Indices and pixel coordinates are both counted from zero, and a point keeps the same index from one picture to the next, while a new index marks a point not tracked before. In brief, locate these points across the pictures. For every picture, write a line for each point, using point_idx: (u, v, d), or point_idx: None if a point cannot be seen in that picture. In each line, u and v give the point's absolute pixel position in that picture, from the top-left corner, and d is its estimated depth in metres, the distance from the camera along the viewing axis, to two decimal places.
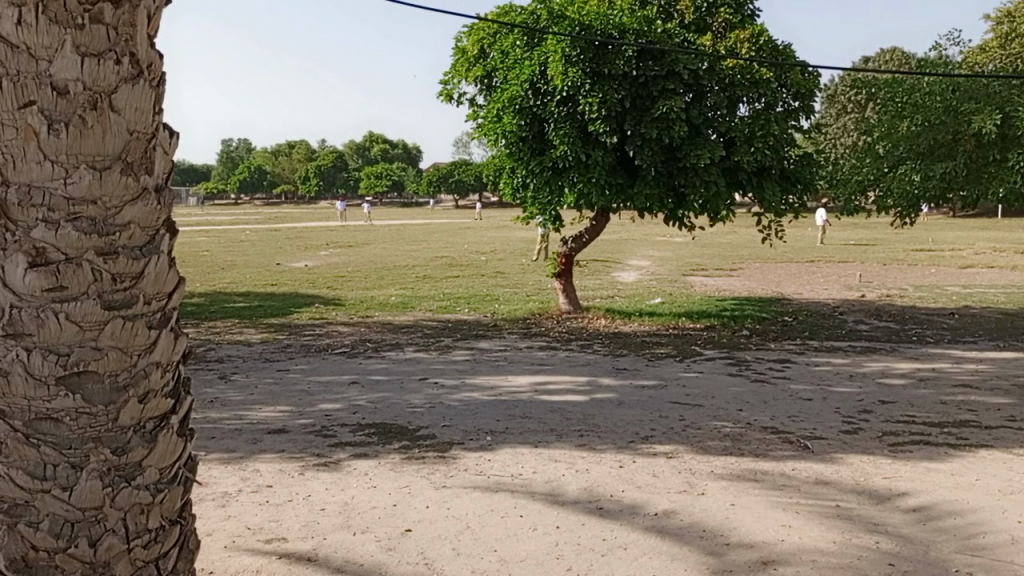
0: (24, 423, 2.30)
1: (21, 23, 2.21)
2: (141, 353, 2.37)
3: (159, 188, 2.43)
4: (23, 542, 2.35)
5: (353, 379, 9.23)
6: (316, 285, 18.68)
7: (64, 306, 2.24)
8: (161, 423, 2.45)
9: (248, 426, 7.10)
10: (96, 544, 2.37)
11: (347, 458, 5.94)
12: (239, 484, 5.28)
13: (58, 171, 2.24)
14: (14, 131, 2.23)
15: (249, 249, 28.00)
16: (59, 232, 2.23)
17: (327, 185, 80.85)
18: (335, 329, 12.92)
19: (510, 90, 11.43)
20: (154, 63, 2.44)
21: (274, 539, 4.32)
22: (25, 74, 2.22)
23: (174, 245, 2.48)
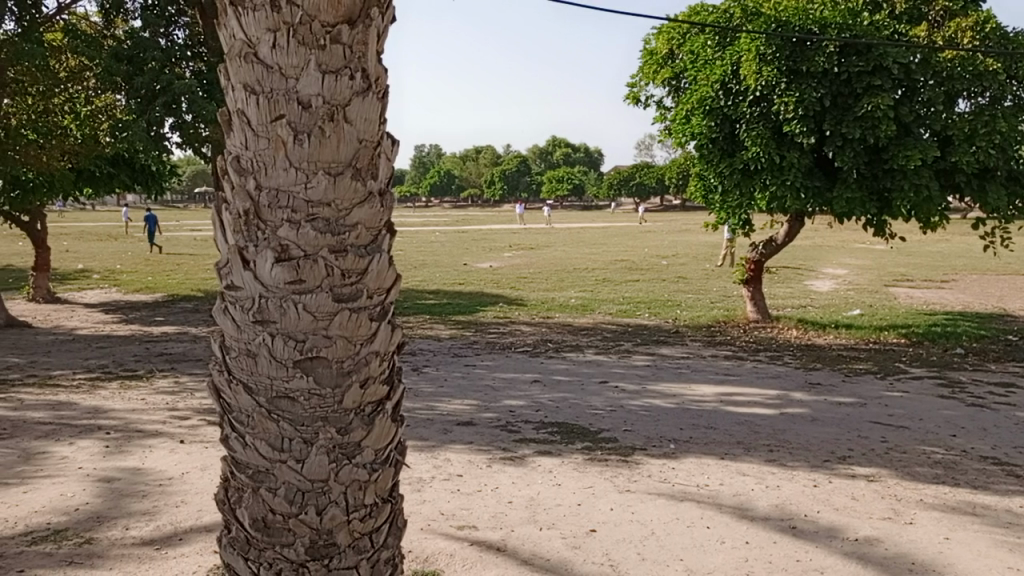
0: (266, 399, 2.56)
1: (275, 46, 2.48)
2: (363, 343, 2.60)
3: (382, 192, 2.65)
4: (263, 505, 2.62)
5: (536, 378, 9.45)
6: (500, 285, 19.31)
7: (302, 297, 2.50)
8: (378, 407, 2.68)
9: (439, 416, 7.50)
10: (322, 513, 2.62)
11: (531, 455, 6.10)
12: (433, 471, 5.59)
13: (300, 177, 2.50)
14: (265, 141, 2.51)
15: (439, 250, 29.48)
16: (300, 231, 2.49)
17: (511, 189, 82.93)
18: (519, 328, 13.30)
19: (699, 90, 11.17)
20: (381, 78, 2.66)
21: (465, 526, 4.53)
22: (276, 91, 2.49)
23: (394, 243, 2.69)
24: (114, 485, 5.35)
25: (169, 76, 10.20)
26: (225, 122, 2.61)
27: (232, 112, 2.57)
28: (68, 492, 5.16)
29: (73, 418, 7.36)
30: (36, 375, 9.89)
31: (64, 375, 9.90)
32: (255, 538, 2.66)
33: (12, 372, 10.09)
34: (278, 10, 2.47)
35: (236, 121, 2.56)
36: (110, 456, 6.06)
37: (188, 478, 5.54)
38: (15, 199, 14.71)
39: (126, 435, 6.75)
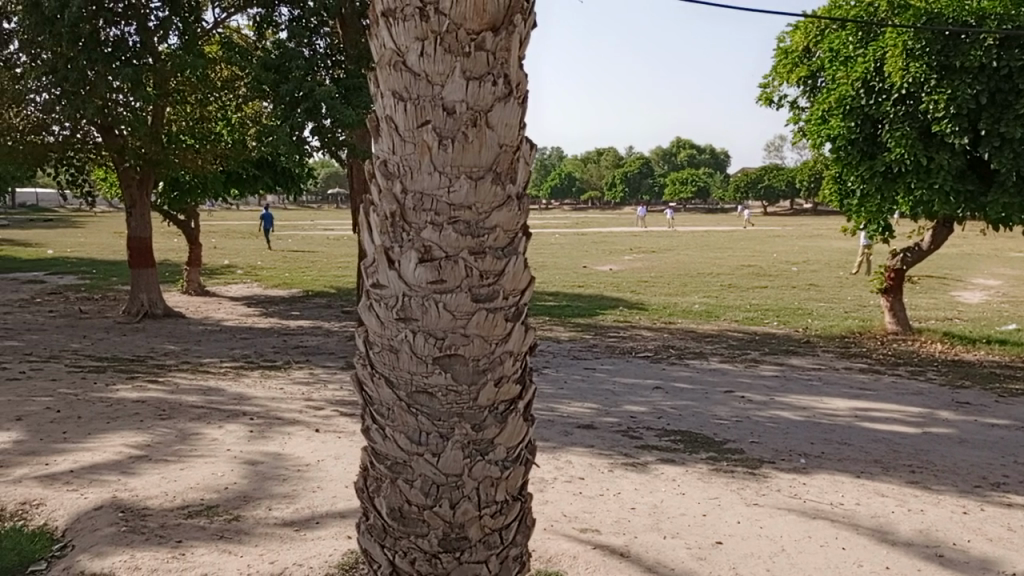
0: (406, 394, 2.66)
1: (423, 54, 2.57)
2: (498, 342, 2.66)
3: (520, 195, 2.70)
4: (400, 495, 2.72)
5: (658, 384, 9.31)
6: (621, 288, 19.14)
7: (443, 297, 2.59)
8: (511, 406, 2.74)
9: (560, 418, 7.54)
10: (455, 506, 2.70)
11: (654, 462, 6.02)
12: (555, 472, 5.62)
13: (444, 181, 2.59)
14: (411, 146, 2.61)
15: (558, 252, 29.57)
16: (442, 233, 2.58)
17: (632, 192, 81.96)
18: (639, 333, 13.15)
19: (838, 89, 10.65)
20: (522, 83, 2.71)
21: (588, 529, 4.53)
22: (423, 97, 2.59)
23: (530, 246, 2.74)
24: (258, 467, 5.72)
25: (311, 83, 10.77)
26: (374, 127, 2.73)
27: (381, 119, 2.69)
28: (217, 472, 5.57)
29: (221, 404, 7.93)
30: (188, 362, 10.72)
31: (212, 363, 10.67)
32: (391, 527, 2.76)
33: (168, 358, 10.99)
34: (427, 20, 2.57)
35: (384, 127, 2.67)
36: (254, 440, 6.49)
37: (324, 465, 5.84)
38: (173, 200, 16.06)
39: (267, 421, 7.20)
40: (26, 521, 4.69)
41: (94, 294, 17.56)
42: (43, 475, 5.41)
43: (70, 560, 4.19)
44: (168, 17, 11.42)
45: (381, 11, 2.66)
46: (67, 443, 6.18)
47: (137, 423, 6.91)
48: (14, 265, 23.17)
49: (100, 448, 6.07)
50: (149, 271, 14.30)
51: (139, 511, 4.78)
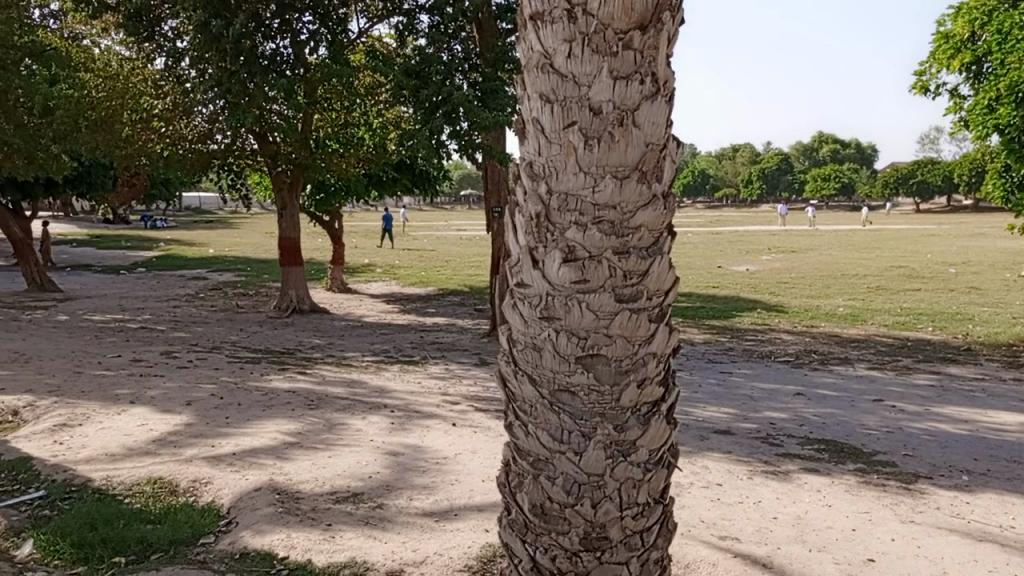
0: (548, 392, 2.69)
1: (570, 56, 2.59)
2: (641, 343, 2.64)
3: (666, 194, 2.67)
4: (541, 492, 2.74)
5: (799, 390, 8.90)
6: (758, 290, 18.43)
7: (586, 296, 2.59)
8: (653, 408, 2.72)
9: (695, 422, 7.37)
10: (596, 506, 2.69)
11: (797, 471, 5.77)
12: (691, 476, 5.50)
13: (589, 181, 2.60)
14: (557, 147, 2.64)
15: (691, 252, 28.86)
16: (587, 233, 2.59)
17: (770, 189, 78.70)
18: (778, 336, 12.62)
19: (1009, 76, 9.75)
20: (670, 81, 2.68)
21: (728, 537, 4.40)
22: (570, 99, 2.60)
23: (674, 246, 2.71)
24: (399, 458, 5.97)
25: (449, 87, 11.10)
26: (520, 130, 2.77)
27: (527, 121, 2.73)
28: (362, 460, 5.86)
29: (364, 396, 8.33)
30: (333, 356, 11.33)
31: (355, 357, 11.22)
32: (532, 523, 2.78)
33: (315, 351, 11.66)
34: (575, 21, 2.59)
35: (532, 128, 2.71)
36: (395, 432, 6.77)
37: (461, 459, 6.01)
38: (319, 201, 17.03)
39: (407, 414, 7.49)
40: (196, 497, 5.12)
41: (249, 290, 18.90)
42: (210, 455, 5.89)
43: (234, 535, 4.54)
44: (318, 30, 12.10)
45: (529, 15, 2.70)
46: (229, 427, 6.70)
47: (290, 411, 7.38)
48: (181, 262, 25.33)
49: (258, 433, 6.54)
50: (298, 269, 15.24)
51: (293, 494, 5.10)
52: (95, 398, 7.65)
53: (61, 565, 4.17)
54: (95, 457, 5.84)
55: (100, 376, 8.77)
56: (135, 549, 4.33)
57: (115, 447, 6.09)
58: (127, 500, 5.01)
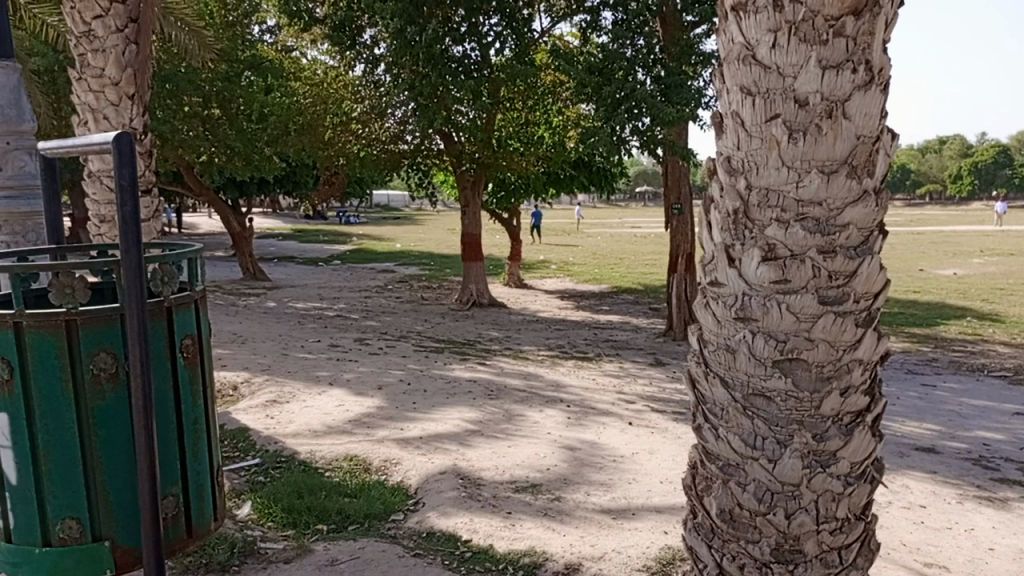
0: (742, 395, 2.59)
1: (775, 46, 2.48)
2: (846, 349, 2.50)
3: (877, 190, 2.50)
4: (731, 498, 2.63)
5: (1018, 409, 7.97)
6: (968, 296, 16.68)
7: (786, 297, 2.48)
8: (857, 419, 2.56)
9: (893, 436, 6.82)
10: (791, 517, 2.56)
11: (1017, 499, 5.17)
12: (890, 495, 5.10)
13: (792, 176, 2.48)
14: (758, 141, 2.53)
15: (888, 253, 26.63)
16: (788, 231, 2.48)
17: (983, 184, 70.86)
18: (992, 348, 11.36)
19: None
20: (885, 68, 2.50)
21: (934, 564, 4.04)
22: (773, 91, 2.49)
23: (885, 246, 2.54)
24: (576, 453, 6.03)
25: (632, 84, 11.00)
26: (718, 124, 2.69)
27: (726, 115, 2.64)
28: (540, 453, 5.98)
29: (541, 389, 8.48)
30: (510, 349, 11.64)
31: (531, 350, 11.46)
32: (719, 528, 2.70)
33: (494, 344, 12.03)
34: (781, 10, 2.47)
35: (731, 123, 2.62)
36: (572, 427, 6.85)
37: (638, 459, 5.97)
38: (500, 199, 17.53)
39: (584, 410, 7.54)
40: (387, 476, 5.47)
41: (433, 283, 19.86)
42: (399, 438, 6.28)
43: (421, 514, 4.80)
44: (503, 31, 12.43)
45: (731, 5, 2.62)
46: (417, 412, 7.09)
47: (471, 400, 7.69)
48: (372, 256, 27.10)
49: (442, 419, 6.87)
50: (478, 264, 15.80)
51: (476, 480, 5.32)
52: (299, 378, 8.39)
53: (273, 527, 4.61)
54: (301, 432, 6.41)
55: (304, 359, 9.61)
56: (335, 519, 4.71)
57: (317, 424, 6.65)
58: (328, 473, 5.46)
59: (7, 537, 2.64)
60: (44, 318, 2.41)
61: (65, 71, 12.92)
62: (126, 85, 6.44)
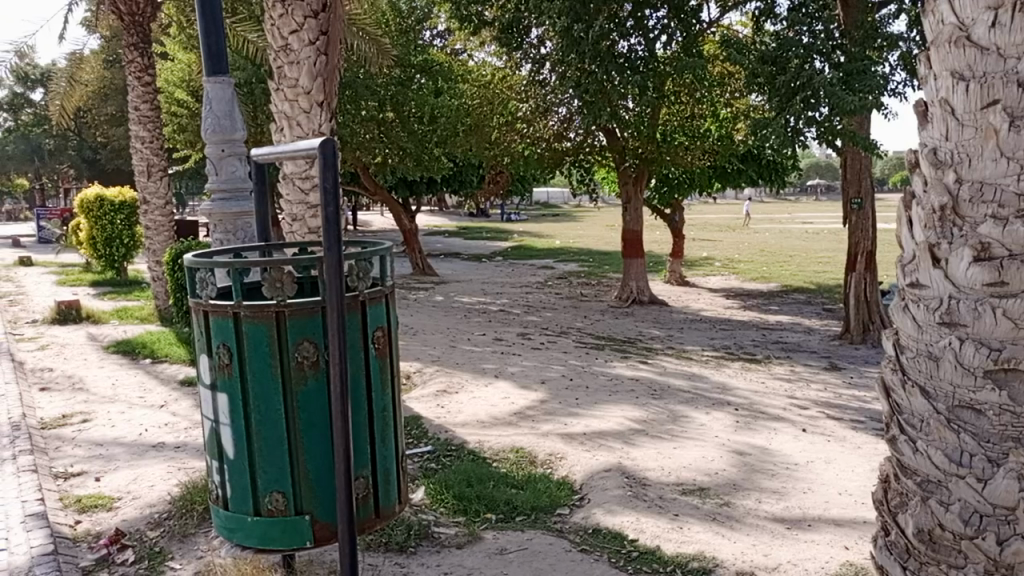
0: (946, 408, 2.38)
1: (995, 25, 2.28)
2: None
3: None
4: (931, 518, 2.41)
5: None
6: None
7: (1004, 302, 2.26)
8: None
9: None
10: (1003, 544, 2.32)
11: None
12: None
13: (1013, 168, 2.27)
14: (972, 130, 2.33)
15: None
16: (1007, 228, 2.27)
17: None
18: None
19: None
20: None
21: None
22: (992, 75, 2.29)
23: None
24: (746, 458, 5.82)
25: (809, 71, 10.38)
26: (922, 112, 2.50)
27: (932, 102, 2.44)
28: (708, 456, 5.82)
29: (707, 391, 8.25)
30: (673, 348, 11.41)
31: (695, 350, 11.17)
32: (915, 549, 2.48)
33: (656, 342, 11.85)
34: None
35: (937, 111, 2.42)
36: (741, 430, 6.61)
37: (814, 468, 5.66)
38: (663, 194, 17.18)
39: (753, 414, 7.25)
40: (552, 470, 5.54)
41: (593, 279, 19.85)
42: (564, 433, 6.34)
43: (587, 510, 4.83)
44: (669, 23, 12.17)
45: None
46: (580, 408, 7.13)
47: (635, 399, 7.62)
48: (532, 252, 27.55)
49: (606, 416, 6.86)
50: (639, 261, 15.60)
51: (641, 479, 5.26)
52: (466, 370, 8.69)
53: (444, 513, 4.81)
54: (469, 423, 6.65)
55: (470, 351, 9.94)
56: (503, 509, 4.83)
57: (484, 415, 6.86)
58: (495, 463, 5.62)
59: (224, 506, 2.93)
60: (257, 310, 2.67)
61: (261, 83, 14.15)
62: (316, 93, 6.97)
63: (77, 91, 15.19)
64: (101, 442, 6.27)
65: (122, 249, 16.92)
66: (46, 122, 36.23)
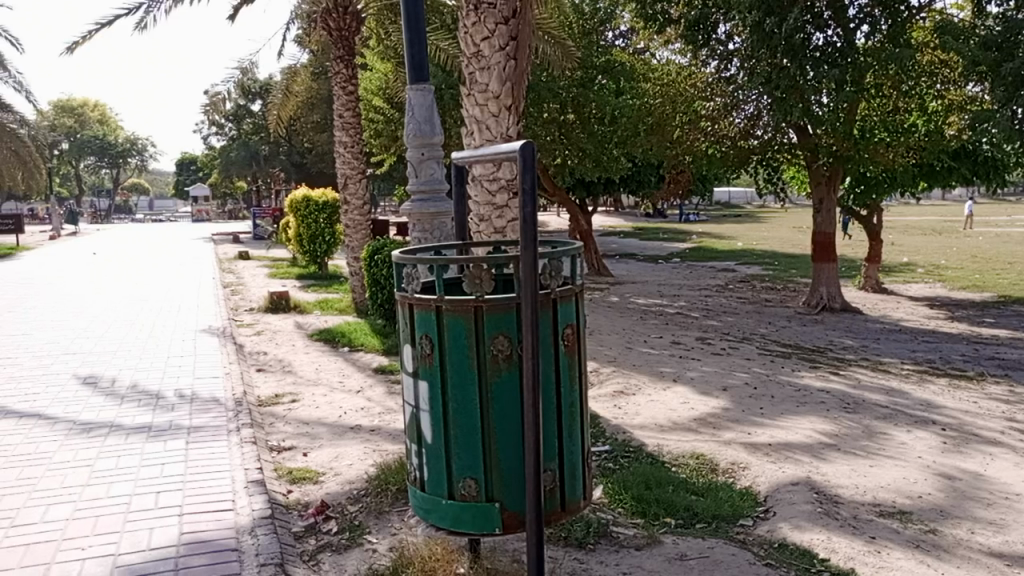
0: None
1: None
2: None
3: None
4: None
5: None
6: None
7: None
8: None
9: None
10: None
11: None
12: None
13: None
14: None
15: None
16: None
17: None
18: None
19: None
20: None
21: None
22: None
23: None
24: (956, 484, 5.31)
25: None
26: None
27: None
28: (910, 477, 5.37)
29: (909, 408, 7.60)
30: (868, 359, 10.62)
31: (894, 363, 10.32)
32: None
33: (848, 352, 11.09)
34: None
35: None
36: (950, 453, 6.03)
37: None
38: (859, 194, 16.02)
39: (964, 436, 6.60)
40: (735, 479, 5.36)
41: (777, 284, 18.91)
42: (747, 442, 6.12)
43: (772, 524, 4.63)
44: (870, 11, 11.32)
45: None
46: (765, 418, 6.83)
47: (825, 411, 7.18)
48: (712, 254, 26.74)
49: (793, 428, 6.53)
50: (831, 266, 14.67)
51: (832, 496, 4.97)
52: (644, 372, 8.61)
53: (623, 513, 4.78)
54: (648, 426, 6.59)
55: (648, 354, 9.83)
56: (683, 515, 4.75)
57: (663, 419, 6.77)
58: (675, 468, 5.53)
59: (421, 487, 3.13)
60: (458, 303, 2.83)
61: (451, 89, 14.85)
62: (505, 97, 7.23)
63: (291, 102, 16.76)
64: (307, 421, 6.89)
65: (324, 246, 18.40)
66: (264, 130, 40.33)
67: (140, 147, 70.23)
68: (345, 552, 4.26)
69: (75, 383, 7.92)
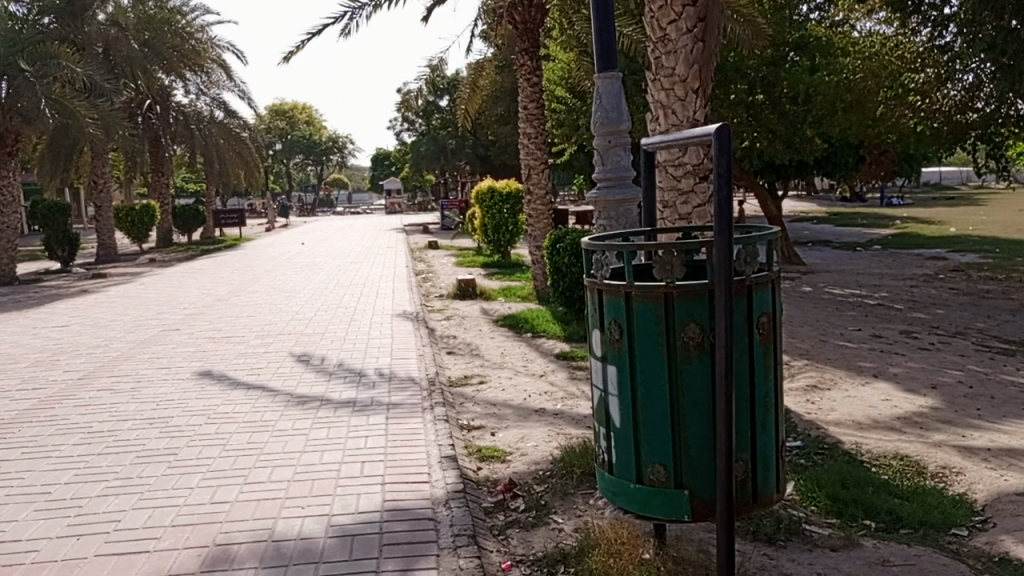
0: None
1: None
2: None
3: None
4: None
5: None
6: None
7: None
8: None
9: None
10: None
11: None
12: None
13: None
14: None
15: None
16: None
17: None
18: None
19: None
20: None
21: None
22: None
23: None
24: None
25: None
26: None
27: None
28: None
29: None
30: None
31: None
32: None
33: None
34: None
35: None
36: None
37: None
38: None
39: None
40: (947, 484, 4.93)
41: (999, 273, 16.97)
42: (962, 445, 5.60)
43: (992, 536, 4.22)
44: None
45: None
46: (983, 420, 6.20)
47: None
48: (919, 241, 24.43)
49: (1017, 433, 5.88)
50: None
51: None
52: (840, 367, 8.09)
53: (817, 511, 4.55)
54: (844, 422, 6.22)
55: (844, 347, 9.23)
56: (885, 518, 4.45)
57: (861, 416, 6.35)
58: (876, 468, 5.17)
59: (610, 470, 3.18)
60: (649, 290, 2.84)
61: (633, 76, 14.70)
62: (692, 81, 7.06)
63: (478, 96, 17.37)
64: (495, 402, 7.19)
65: (507, 236, 18.99)
66: (451, 124, 42.09)
67: (342, 145, 75.91)
68: (532, 530, 4.43)
69: (291, 360, 8.79)
